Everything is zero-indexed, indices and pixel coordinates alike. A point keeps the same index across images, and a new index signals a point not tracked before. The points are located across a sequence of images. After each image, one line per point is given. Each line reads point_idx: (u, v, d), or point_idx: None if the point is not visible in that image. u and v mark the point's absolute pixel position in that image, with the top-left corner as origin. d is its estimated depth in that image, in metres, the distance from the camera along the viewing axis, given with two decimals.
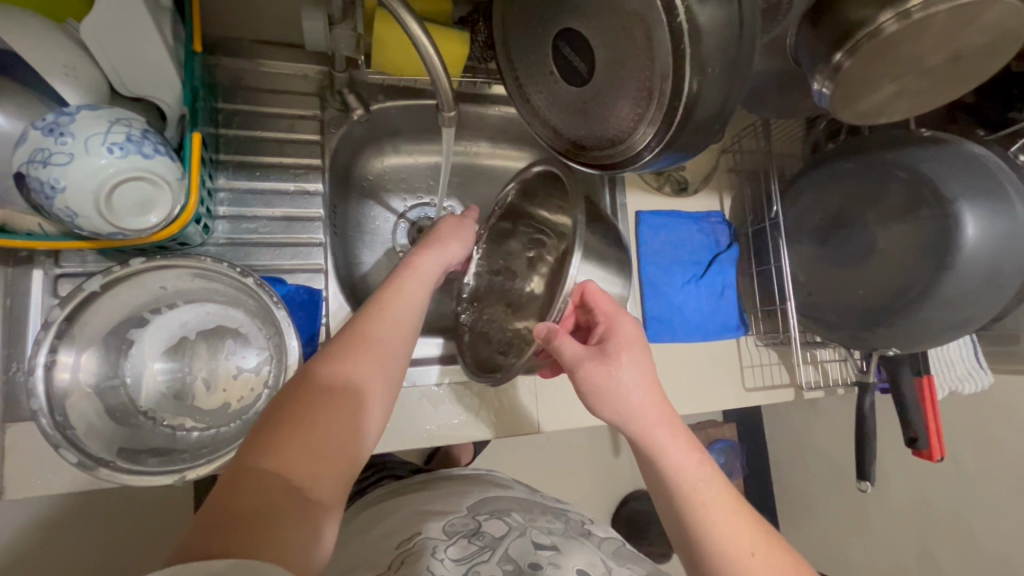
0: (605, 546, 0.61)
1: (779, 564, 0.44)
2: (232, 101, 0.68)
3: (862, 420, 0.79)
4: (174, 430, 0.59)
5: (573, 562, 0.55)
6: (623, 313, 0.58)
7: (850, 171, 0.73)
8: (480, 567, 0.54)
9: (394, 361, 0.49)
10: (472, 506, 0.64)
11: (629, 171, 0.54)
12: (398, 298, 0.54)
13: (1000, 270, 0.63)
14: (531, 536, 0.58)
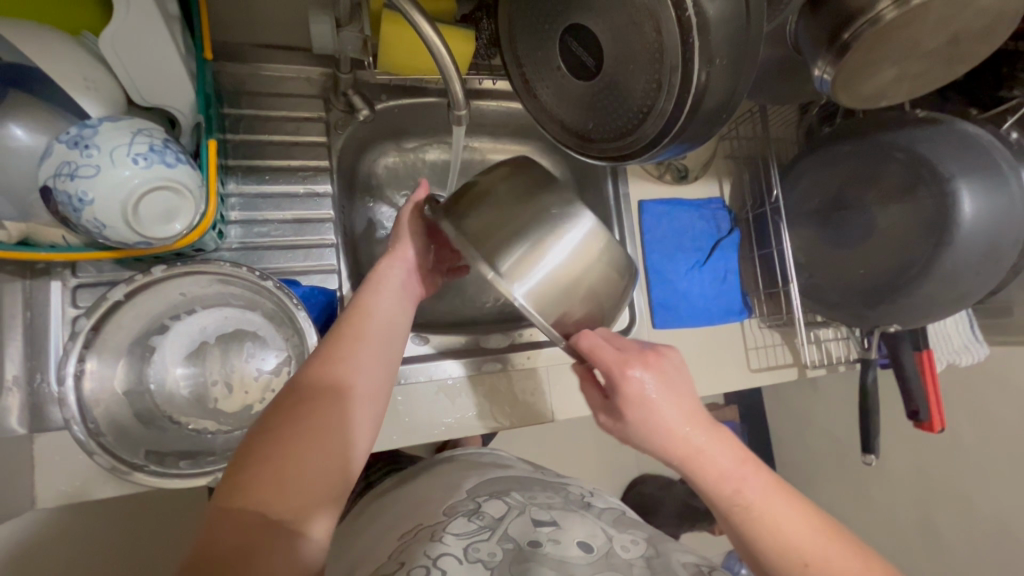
0: (605, 515, 0.62)
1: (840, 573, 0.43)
2: (237, 107, 0.69)
3: (865, 396, 0.81)
4: (198, 433, 0.60)
5: (574, 534, 0.57)
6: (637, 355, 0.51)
7: (848, 154, 0.74)
8: (480, 545, 0.55)
9: (360, 382, 0.45)
10: (471, 489, 0.64)
11: (637, 162, 0.56)
12: (359, 317, 0.50)
13: (997, 245, 0.65)
14: (531, 514, 0.59)
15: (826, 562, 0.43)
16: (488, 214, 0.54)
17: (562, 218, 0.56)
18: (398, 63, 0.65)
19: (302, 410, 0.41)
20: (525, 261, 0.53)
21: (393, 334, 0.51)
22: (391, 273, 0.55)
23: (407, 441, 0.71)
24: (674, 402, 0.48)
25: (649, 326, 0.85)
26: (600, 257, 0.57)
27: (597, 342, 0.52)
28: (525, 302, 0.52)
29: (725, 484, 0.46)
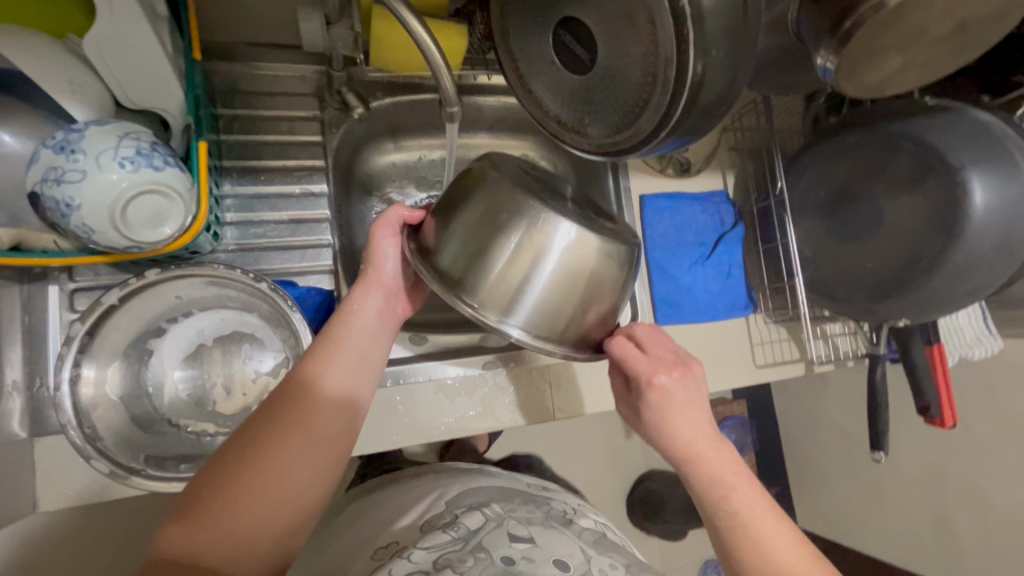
0: (585, 535, 0.63)
1: None
2: (231, 107, 0.68)
3: (875, 393, 0.79)
4: (199, 436, 0.60)
5: (550, 551, 0.56)
6: (655, 370, 0.56)
7: (854, 144, 0.72)
8: (450, 553, 0.55)
9: (320, 422, 0.48)
10: (450, 501, 0.66)
11: (635, 157, 0.54)
12: (327, 348, 0.53)
13: (1009, 238, 0.63)
14: (508, 528, 0.59)
15: None
16: (463, 238, 0.56)
17: (530, 231, 0.54)
18: (389, 59, 0.64)
19: (247, 454, 0.44)
20: (509, 295, 0.55)
21: (359, 368, 0.53)
22: (362, 303, 0.57)
23: (406, 441, 0.71)
24: (687, 411, 0.54)
25: (652, 322, 0.84)
26: (589, 251, 0.56)
27: (627, 350, 0.58)
28: (526, 328, 0.56)
29: (716, 490, 0.50)
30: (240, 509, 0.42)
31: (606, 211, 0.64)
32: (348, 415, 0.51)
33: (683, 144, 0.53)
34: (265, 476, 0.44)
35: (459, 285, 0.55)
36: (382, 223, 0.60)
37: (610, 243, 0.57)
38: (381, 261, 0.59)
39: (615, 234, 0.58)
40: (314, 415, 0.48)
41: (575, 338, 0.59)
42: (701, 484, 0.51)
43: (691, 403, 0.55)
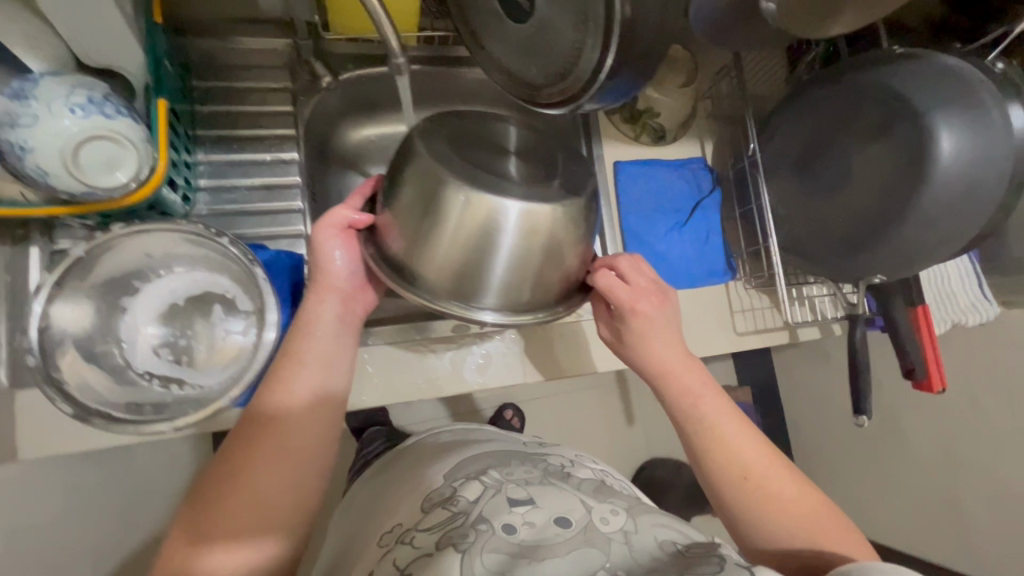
0: (584, 486, 0.64)
1: (766, 483, 0.58)
2: (206, 79, 0.71)
3: (854, 357, 0.77)
4: (169, 388, 0.62)
5: (551, 509, 0.57)
6: (635, 308, 0.63)
7: (823, 98, 0.71)
8: (453, 531, 0.55)
9: (292, 436, 0.55)
10: (448, 474, 0.66)
11: (573, 111, 0.56)
12: (293, 362, 0.58)
13: (980, 183, 0.61)
14: (507, 492, 0.60)
15: (764, 479, 0.58)
16: (410, 224, 0.58)
17: (468, 218, 0.56)
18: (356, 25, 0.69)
19: (229, 481, 0.51)
20: (473, 280, 0.59)
21: (323, 377, 0.59)
22: (318, 315, 0.61)
23: (376, 399, 0.73)
24: (663, 337, 0.64)
25: None
26: (538, 219, 0.57)
27: (612, 282, 0.63)
28: (497, 304, 0.62)
29: (687, 399, 0.62)
30: (237, 532, 0.50)
31: (561, 163, 0.63)
32: (319, 427, 0.57)
33: (619, 96, 0.54)
34: (250, 497, 0.51)
35: (417, 281, 0.60)
36: (323, 226, 0.62)
37: (556, 202, 0.57)
38: (328, 270, 0.62)
39: (562, 187, 0.59)
40: (284, 435, 0.54)
41: (534, 300, 0.63)
42: (674, 391, 0.63)
43: (664, 332, 0.64)
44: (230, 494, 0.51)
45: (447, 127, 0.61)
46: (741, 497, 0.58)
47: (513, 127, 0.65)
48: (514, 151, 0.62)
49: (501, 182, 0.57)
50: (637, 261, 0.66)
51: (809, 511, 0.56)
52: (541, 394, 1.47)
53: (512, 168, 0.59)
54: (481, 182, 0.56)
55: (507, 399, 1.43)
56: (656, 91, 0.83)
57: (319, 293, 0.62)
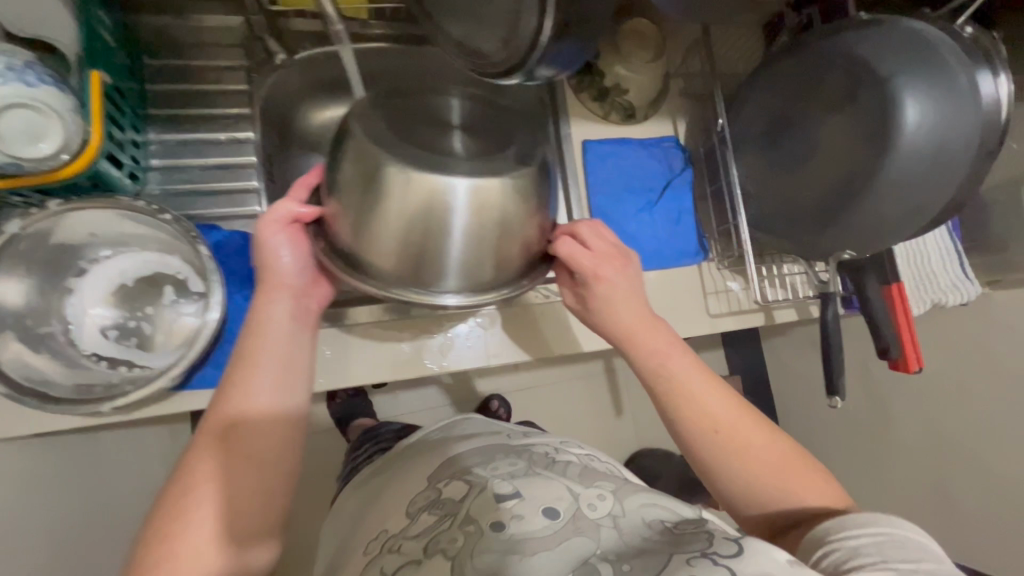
0: (570, 471, 0.60)
1: (742, 437, 0.55)
2: (159, 58, 0.70)
3: (827, 336, 0.75)
4: (117, 369, 0.62)
5: (539, 500, 0.54)
6: (599, 273, 0.62)
7: (789, 69, 0.69)
8: (441, 535, 0.53)
9: (254, 444, 0.52)
10: (432, 475, 0.62)
11: (519, 79, 0.55)
12: (247, 370, 0.55)
13: (944, 148, 0.58)
14: (493, 489, 0.56)
15: (737, 433, 0.56)
16: (356, 213, 0.56)
17: (412, 199, 0.55)
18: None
19: (190, 498, 0.48)
20: (433, 264, 0.58)
21: (282, 381, 0.56)
22: (272, 314, 0.58)
23: (337, 384, 0.73)
24: (628, 298, 0.62)
25: None
26: (488, 197, 0.55)
27: (574, 250, 0.62)
28: (458, 287, 0.60)
29: (654, 360, 0.59)
30: (202, 551, 0.47)
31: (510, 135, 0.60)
32: (283, 429, 0.55)
33: (563, 57, 0.53)
34: (217, 508, 0.48)
35: (368, 267, 0.59)
36: (269, 220, 0.59)
37: (505, 175, 0.56)
38: (279, 266, 0.59)
39: (512, 157, 0.58)
40: (247, 442, 0.52)
41: (491, 278, 0.61)
42: (642, 353, 0.60)
43: (628, 296, 0.62)
44: (194, 510, 0.48)
45: (382, 104, 0.59)
46: (716, 451, 0.55)
47: (457, 100, 0.62)
48: (457, 123, 0.59)
49: (446, 158, 0.55)
50: (597, 227, 0.64)
51: (782, 466, 0.54)
52: (527, 386, 1.45)
53: (456, 143, 0.57)
54: (425, 163, 0.54)
55: (492, 390, 1.41)
56: (625, 68, 0.79)
57: (271, 291, 0.59)
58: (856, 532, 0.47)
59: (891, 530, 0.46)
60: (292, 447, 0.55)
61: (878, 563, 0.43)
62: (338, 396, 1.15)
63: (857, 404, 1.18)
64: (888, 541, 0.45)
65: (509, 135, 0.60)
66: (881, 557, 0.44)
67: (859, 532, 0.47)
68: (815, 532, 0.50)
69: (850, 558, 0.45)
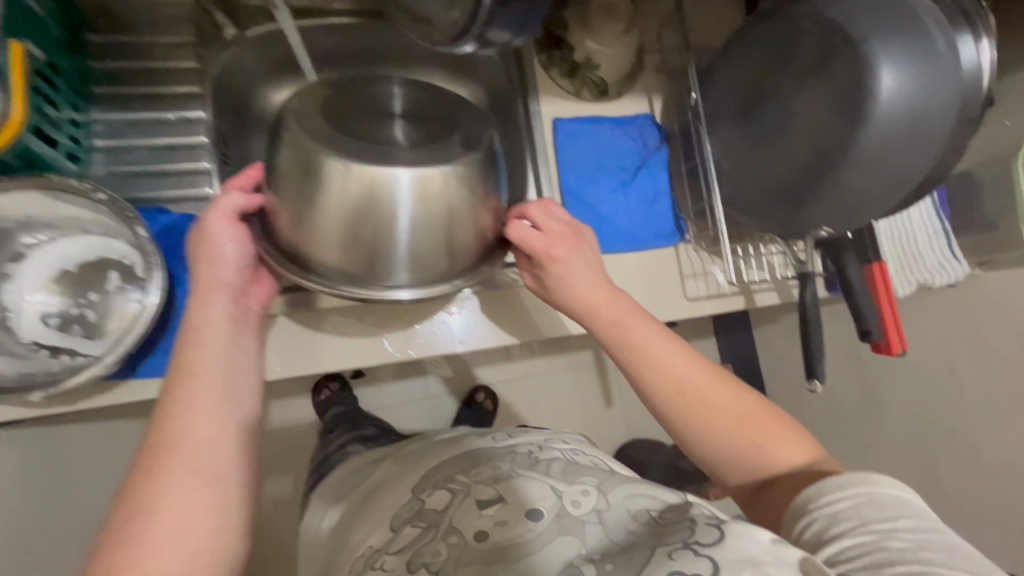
0: (554, 467, 0.56)
1: (707, 397, 0.53)
2: (103, 34, 0.67)
3: (805, 318, 0.72)
4: (58, 358, 0.59)
5: (520, 502, 0.51)
6: (553, 249, 0.60)
7: (762, 37, 0.66)
8: (424, 548, 0.50)
9: (206, 452, 0.47)
10: (417, 485, 0.60)
11: (474, 45, 0.55)
12: (187, 379, 0.50)
13: (922, 117, 0.55)
14: (477, 494, 0.54)
15: (701, 393, 0.53)
16: (300, 204, 0.57)
17: (354, 189, 0.56)
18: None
19: (135, 524, 0.42)
20: (385, 254, 0.59)
21: (227, 387, 0.51)
22: (211, 317, 0.54)
23: (296, 372, 0.70)
24: (586, 267, 0.60)
25: None
26: (430, 188, 0.57)
27: (526, 233, 0.60)
28: (410, 279, 0.62)
29: (615, 331, 0.58)
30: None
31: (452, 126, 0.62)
32: (232, 436, 0.50)
33: (512, 21, 0.52)
34: (169, 527, 0.42)
35: (317, 261, 0.60)
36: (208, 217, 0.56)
37: (448, 164, 0.57)
38: (216, 265, 0.56)
39: (461, 140, 0.60)
40: (193, 452, 0.46)
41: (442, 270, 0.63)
42: (603, 328, 0.58)
43: (584, 268, 0.60)
44: (142, 536, 0.41)
45: (324, 100, 0.61)
46: (684, 418, 0.53)
47: (398, 89, 0.65)
48: (400, 115, 0.63)
49: (391, 150, 0.57)
50: (547, 205, 0.63)
51: (748, 418, 0.52)
52: (515, 376, 1.41)
53: (398, 136, 0.60)
54: (367, 155, 0.56)
55: (478, 380, 1.38)
56: (594, 42, 0.76)
57: (208, 293, 0.55)
58: (833, 496, 0.45)
59: (868, 490, 0.44)
60: (245, 453, 0.50)
61: (862, 532, 0.41)
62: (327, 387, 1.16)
63: (847, 390, 1.15)
64: (865, 502, 0.44)
65: (453, 124, 0.63)
66: (862, 521, 0.42)
67: (835, 496, 0.45)
68: (796, 501, 0.47)
69: (832, 526, 0.43)
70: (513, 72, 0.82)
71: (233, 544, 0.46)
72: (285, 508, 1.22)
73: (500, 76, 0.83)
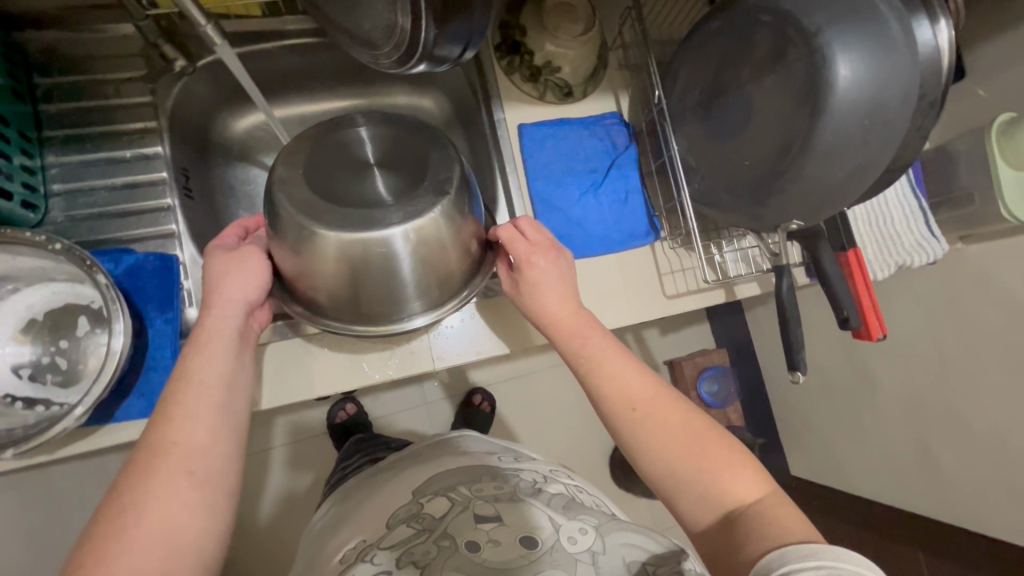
0: (554, 500, 0.56)
1: (659, 414, 0.54)
2: (51, 75, 0.67)
3: (782, 309, 0.71)
4: (34, 410, 0.60)
5: (519, 525, 0.52)
6: (535, 257, 0.62)
7: (719, 30, 0.65)
8: (414, 547, 0.51)
9: (200, 462, 0.47)
10: (417, 489, 0.59)
11: (426, 65, 0.55)
12: (191, 388, 0.51)
13: (879, 106, 0.54)
14: (475, 509, 0.54)
15: (652, 411, 0.54)
16: (306, 266, 0.58)
17: (346, 248, 0.56)
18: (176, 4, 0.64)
19: (124, 519, 0.42)
20: (388, 297, 0.61)
21: (223, 402, 0.52)
22: (223, 329, 0.55)
23: (280, 402, 0.70)
24: (549, 282, 0.62)
25: None
26: (429, 237, 0.58)
27: (513, 235, 0.63)
28: (424, 307, 0.64)
29: (575, 342, 0.60)
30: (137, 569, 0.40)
31: (415, 151, 0.62)
32: (224, 446, 0.50)
33: (458, 38, 0.52)
34: (158, 525, 0.43)
35: (331, 316, 0.63)
36: (216, 258, 0.59)
37: (436, 207, 0.57)
38: (243, 284, 0.58)
39: (430, 191, 0.58)
40: (186, 458, 0.47)
41: (443, 292, 0.64)
42: (562, 339, 0.61)
43: (558, 284, 0.62)
44: (126, 532, 0.42)
45: (296, 159, 0.60)
46: (636, 432, 0.54)
47: (365, 130, 0.63)
48: (376, 164, 0.62)
49: (376, 210, 0.57)
50: (536, 224, 0.65)
51: (694, 438, 0.53)
52: (511, 376, 1.40)
53: (382, 190, 0.60)
54: (357, 222, 0.56)
55: (473, 384, 1.37)
56: (553, 44, 0.74)
57: (225, 306, 0.57)
58: (796, 567, 0.40)
59: (834, 564, 0.39)
60: (236, 465, 0.51)
61: None
62: (348, 410, 1.23)
63: (839, 368, 1.15)
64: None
65: (423, 170, 0.60)
66: None
67: (801, 566, 0.40)
68: (758, 563, 0.43)
69: None
70: (477, 82, 0.82)
71: (213, 548, 0.46)
72: (287, 525, 1.22)
73: (465, 89, 0.83)
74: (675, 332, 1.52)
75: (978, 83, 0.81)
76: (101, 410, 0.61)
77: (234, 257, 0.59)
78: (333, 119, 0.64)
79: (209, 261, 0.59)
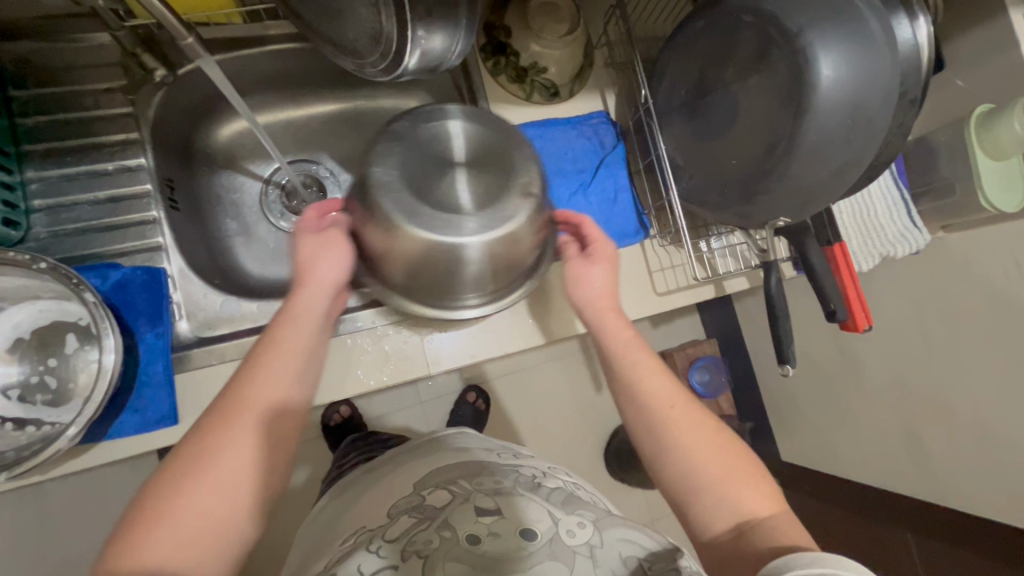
0: (554, 496, 0.56)
1: (690, 417, 0.57)
2: (26, 87, 0.66)
3: (771, 304, 0.72)
4: (24, 430, 0.59)
5: (518, 518, 0.52)
6: (599, 250, 0.69)
7: (702, 30, 0.66)
8: (416, 537, 0.51)
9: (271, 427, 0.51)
10: (419, 481, 0.60)
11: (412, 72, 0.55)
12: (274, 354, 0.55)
13: (861, 105, 0.55)
14: (475, 501, 0.54)
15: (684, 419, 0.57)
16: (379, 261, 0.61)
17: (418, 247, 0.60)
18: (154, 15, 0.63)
19: (200, 465, 0.46)
20: (448, 289, 0.67)
21: (298, 374, 0.56)
22: (308, 305, 0.59)
23: None
24: (599, 275, 0.68)
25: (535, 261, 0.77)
26: (505, 245, 0.63)
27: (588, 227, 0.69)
28: (480, 300, 0.69)
29: (622, 332, 0.65)
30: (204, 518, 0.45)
31: (495, 155, 0.65)
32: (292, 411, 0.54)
33: (447, 42, 0.52)
34: (227, 478, 0.47)
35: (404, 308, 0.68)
36: (312, 240, 0.62)
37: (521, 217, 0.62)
38: (332, 267, 0.62)
39: (515, 197, 0.62)
40: (259, 412, 0.51)
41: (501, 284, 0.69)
42: (610, 324, 0.66)
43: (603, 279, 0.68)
44: (199, 481, 0.46)
45: (389, 153, 0.62)
46: (670, 429, 0.57)
47: (458, 123, 0.65)
48: (462, 163, 0.64)
49: (457, 214, 0.61)
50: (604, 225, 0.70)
51: (720, 453, 0.55)
52: (505, 372, 1.41)
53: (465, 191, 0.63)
54: (438, 225, 0.60)
55: (468, 382, 1.38)
56: (539, 45, 0.74)
57: (314, 285, 0.61)
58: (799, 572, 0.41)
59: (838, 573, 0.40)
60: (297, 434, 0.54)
61: None
62: (341, 411, 1.22)
63: (827, 355, 1.17)
64: None
65: (509, 173, 0.63)
66: None
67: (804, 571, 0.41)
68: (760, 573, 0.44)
69: None
70: (463, 84, 0.81)
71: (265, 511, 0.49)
72: (282, 530, 1.21)
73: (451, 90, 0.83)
74: (665, 324, 1.54)
75: (956, 74, 0.82)
76: (95, 429, 0.60)
77: (325, 240, 0.62)
78: (425, 110, 0.66)
79: (302, 240, 0.62)
